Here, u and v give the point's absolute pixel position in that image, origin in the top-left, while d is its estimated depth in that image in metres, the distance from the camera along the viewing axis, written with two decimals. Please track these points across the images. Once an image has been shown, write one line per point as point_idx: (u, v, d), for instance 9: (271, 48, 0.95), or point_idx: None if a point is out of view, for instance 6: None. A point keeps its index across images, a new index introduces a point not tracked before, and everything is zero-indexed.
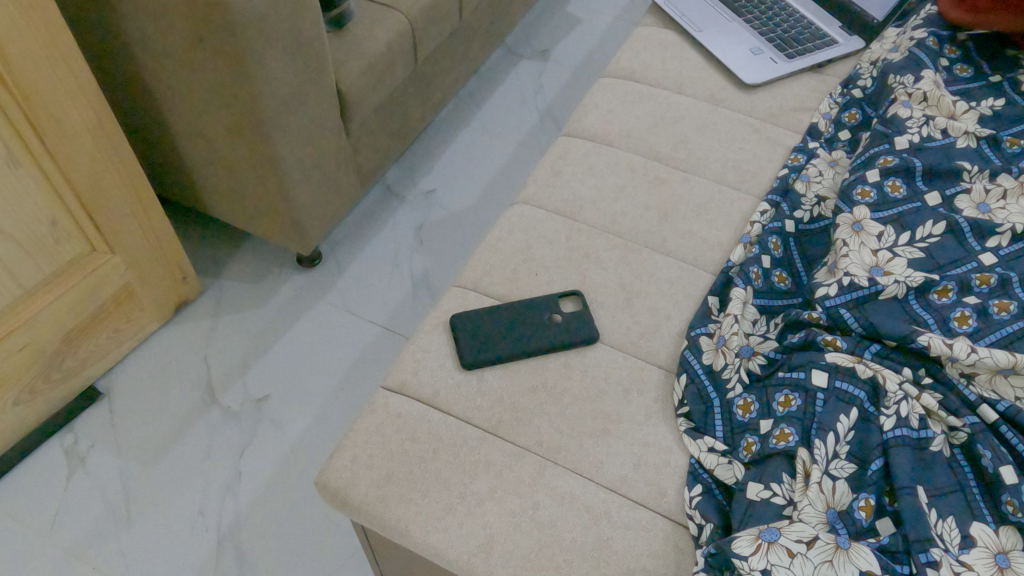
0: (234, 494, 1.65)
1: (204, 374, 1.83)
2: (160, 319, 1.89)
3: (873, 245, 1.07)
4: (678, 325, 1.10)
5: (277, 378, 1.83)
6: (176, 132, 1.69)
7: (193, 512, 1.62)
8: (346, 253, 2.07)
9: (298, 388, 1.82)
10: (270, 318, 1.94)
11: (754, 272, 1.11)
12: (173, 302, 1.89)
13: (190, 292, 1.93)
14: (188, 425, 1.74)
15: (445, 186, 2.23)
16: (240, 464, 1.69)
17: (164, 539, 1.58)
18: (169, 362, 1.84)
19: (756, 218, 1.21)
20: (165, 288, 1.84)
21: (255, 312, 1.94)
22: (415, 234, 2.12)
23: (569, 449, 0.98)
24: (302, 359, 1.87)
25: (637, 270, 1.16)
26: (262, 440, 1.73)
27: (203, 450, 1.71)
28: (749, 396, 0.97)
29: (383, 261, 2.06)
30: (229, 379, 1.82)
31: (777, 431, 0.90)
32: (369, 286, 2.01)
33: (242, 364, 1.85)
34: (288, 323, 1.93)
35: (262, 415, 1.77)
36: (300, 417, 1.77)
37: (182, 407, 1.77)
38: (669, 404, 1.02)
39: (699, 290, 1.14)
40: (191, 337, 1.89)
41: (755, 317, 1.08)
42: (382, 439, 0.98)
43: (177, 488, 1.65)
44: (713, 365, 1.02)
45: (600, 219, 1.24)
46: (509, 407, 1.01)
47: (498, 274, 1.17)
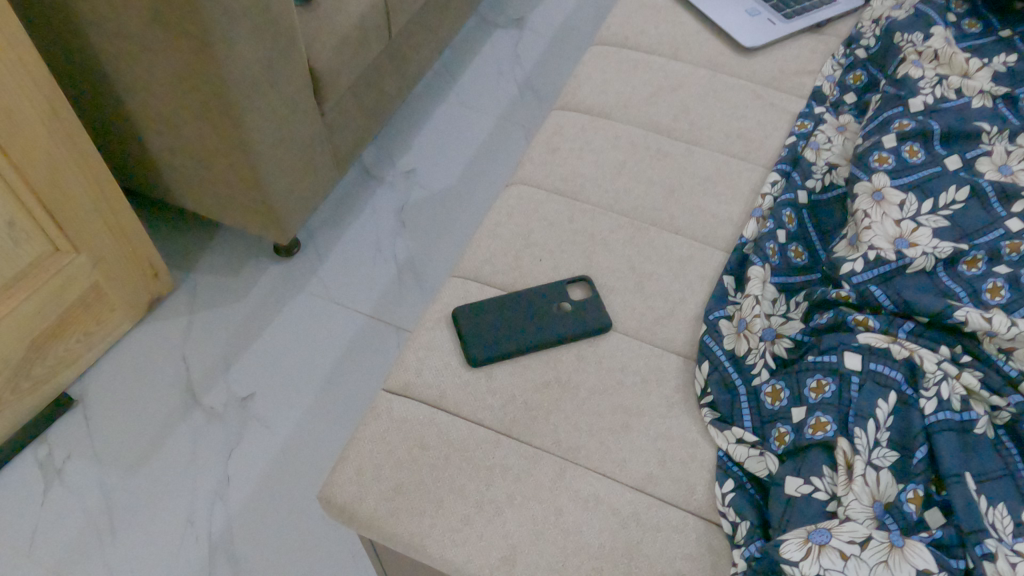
0: (223, 499, 1.57)
1: (184, 375, 1.74)
2: (133, 319, 1.78)
3: (895, 216, 1.02)
4: (694, 308, 1.04)
5: (261, 375, 1.75)
6: (140, 121, 1.58)
7: (182, 521, 1.54)
8: (326, 240, 1.97)
9: (284, 384, 1.74)
10: (250, 312, 1.84)
11: (771, 248, 1.05)
12: (145, 300, 1.79)
13: (162, 288, 1.82)
14: (170, 429, 1.66)
15: (425, 165, 2.14)
16: (228, 467, 1.61)
17: (153, 551, 1.50)
18: (145, 363, 1.75)
19: (767, 189, 1.15)
20: (136, 287, 1.74)
21: (233, 306, 1.85)
22: (397, 216, 2.03)
23: (589, 448, 0.91)
24: (287, 354, 1.78)
25: (646, 250, 1.10)
26: (250, 441, 1.65)
27: (187, 455, 1.62)
28: (777, 382, 0.91)
29: (365, 247, 1.97)
30: (210, 379, 1.74)
31: (813, 421, 0.85)
32: (352, 273, 1.92)
33: (223, 362, 1.76)
34: (270, 317, 1.84)
35: (248, 414, 1.69)
36: (288, 415, 1.69)
37: (161, 411, 1.68)
38: (691, 393, 0.96)
39: (713, 270, 1.08)
40: (167, 337, 1.79)
41: (775, 296, 1.02)
42: (389, 447, 0.91)
43: (163, 497, 1.57)
44: (736, 350, 0.97)
45: (603, 197, 1.17)
46: (522, 406, 0.95)
47: (499, 262, 1.09)
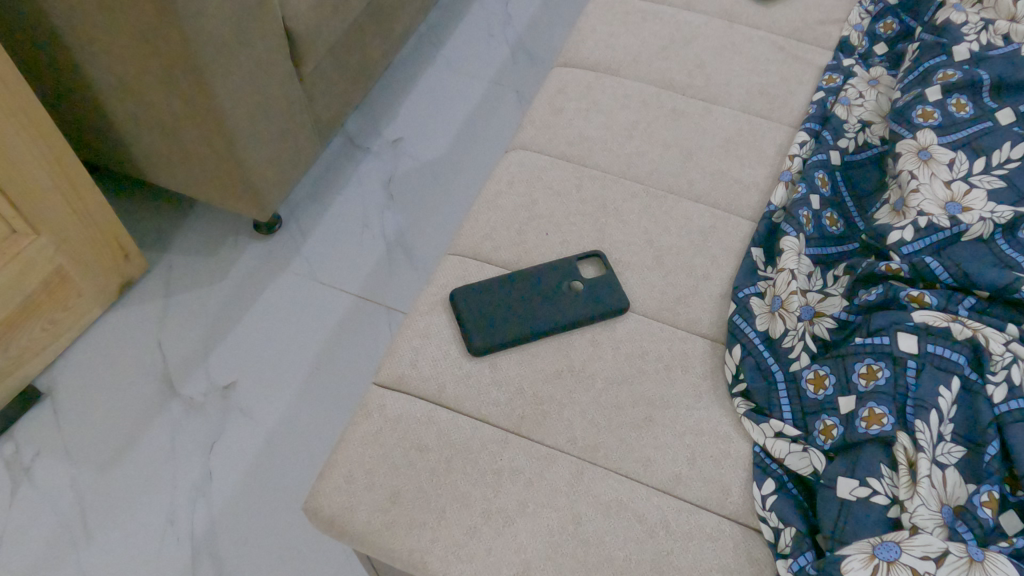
0: (205, 496, 1.47)
1: (160, 363, 1.62)
2: (104, 305, 1.66)
3: (944, 176, 0.91)
4: (720, 284, 0.93)
5: (243, 361, 1.63)
6: (101, 88, 1.44)
7: (162, 521, 1.44)
8: (310, 215, 1.85)
9: (269, 371, 1.62)
10: (230, 295, 1.72)
11: (805, 216, 0.94)
12: (116, 284, 1.66)
13: (134, 270, 1.70)
14: (146, 423, 1.54)
15: (413, 134, 2.01)
16: (210, 461, 1.51)
17: (131, 555, 1.40)
18: (118, 352, 1.63)
19: (795, 150, 1.04)
20: (105, 270, 1.61)
21: (211, 289, 1.73)
22: (385, 189, 1.90)
23: (609, 446, 0.81)
24: (271, 339, 1.67)
25: (664, 221, 0.98)
26: (233, 433, 1.54)
27: (166, 449, 1.51)
28: (820, 367, 0.81)
29: (352, 222, 1.85)
30: (188, 368, 1.62)
31: (865, 412, 0.75)
32: (338, 251, 1.80)
33: (202, 349, 1.65)
34: (252, 300, 1.72)
35: (231, 405, 1.57)
36: (274, 404, 1.58)
37: (137, 403, 1.57)
38: (720, 381, 0.85)
39: (738, 241, 0.97)
40: (141, 323, 1.67)
41: (810, 270, 0.91)
42: (383, 450, 0.81)
43: (140, 495, 1.46)
44: (770, 332, 0.86)
45: (613, 163, 1.05)
46: (531, 400, 0.84)
47: (501, 236, 0.97)
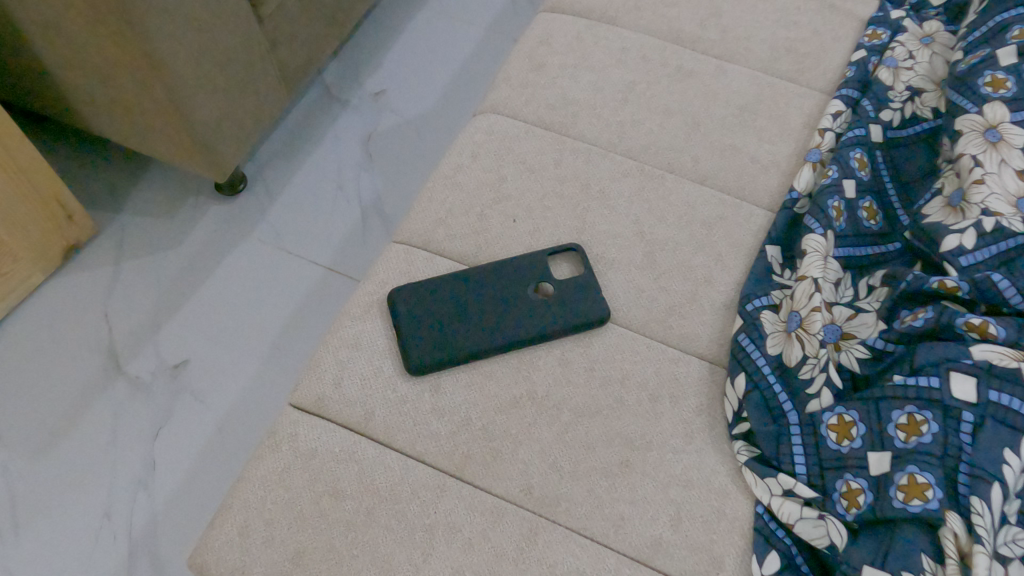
0: (145, 485, 1.24)
1: (106, 336, 1.38)
2: (44, 271, 1.41)
3: (1017, 164, 0.73)
4: (724, 291, 0.75)
5: (198, 336, 1.40)
6: (26, 24, 1.25)
7: (96, 515, 1.20)
8: (275, 172, 1.62)
9: (226, 347, 1.39)
10: (185, 258, 1.48)
11: (835, 208, 0.76)
12: (58, 249, 1.41)
13: (79, 234, 1.45)
14: (85, 406, 1.30)
15: (396, 87, 1.79)
16: (153, 446, 1.27)
17: (57, 558, 1.16)
18: (58, 324, 1.39)
19: (827, 123, 0.84)
20: (44, 233, 1.36)
21: (165, 251, 1.49)
22: (362, 146, 1.68)
23: (573, 499, 0.64)
24: (231, 310, 1.43)
25: (660, 207, 0.80)
26: (183, 418, 1.31)
27: (105, 434, 1.28)
28: (847, 411, 0.63)
29: (323, 182, 1.62)
30: (135, 343, 1.38)
31: (903, 479, 0.58)
32: (307, 214, 1.57)
33: (153, 319, 1.41)
34: (214, 266, 1.48)
35: (182, 385, 1.34)
36: (231, 386, 1.35)
37: (74, 381, 1.33)
38: (717, 417, 0.68)
39: (750, 237, 0.78)
40: (86, 291, 1.43)
41: (838, 275, 0.73)
42: (289, 495, 0.64)
43: (75, 490, 1.22)
44: (784, 358, 0.69)
45: (602, 132, 0.86)
46: (479, 434, 0.67)
47: (457, 221, 0.79)
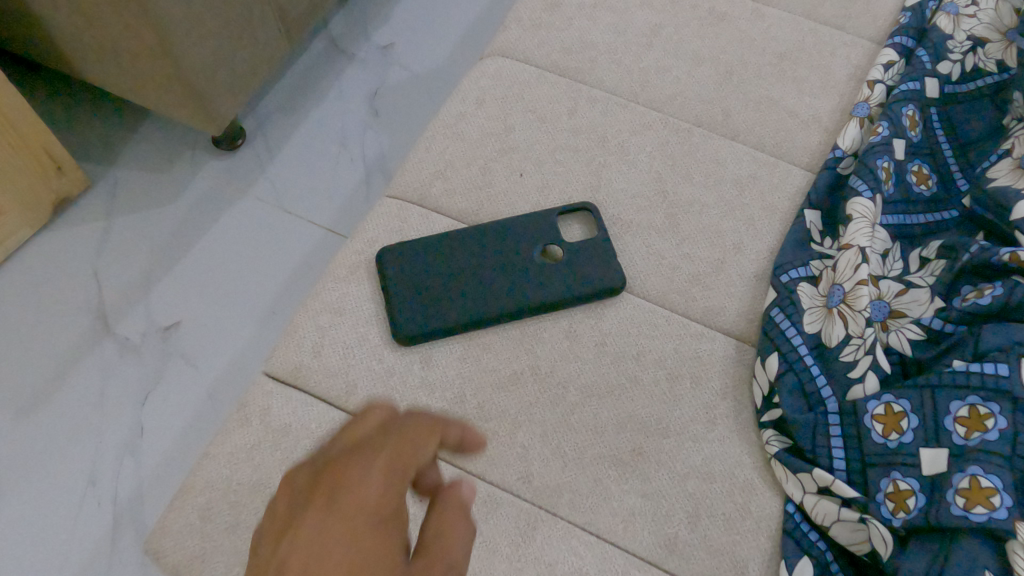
0: (134, 454, 1.02)
1: (91, 279, 1.15)
2: (32, 228, 1.17)
3: None
4: (755, 260, 0.66)
5: (190, 296, 1.16)
6: None
7: (77, 482, 0.99)
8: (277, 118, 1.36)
9: (219, 309, 1.15)
10: (183, 195, 1.25)
11: (884, 169, 0.67)
12: (44, 203, 1.16)
13: (70, 186, 1.19)
14: (66, 368, 1.07)
15: (410, 28, 1.50)
16: (143, 410, 1.05)
17: (21, 540, 0.94)
18: (33, 268, 1.15)
19: (876, 75, 0.75)
20: (32, 185, 1.11)
21: (163, 188, 1.25)
22: (370, 96, 1.41)
23: (577, 490, 0.57)
24: (226, 268, 1.19)
25: (686, 165, 0.71)
26: (175, 380, 1.08)
27: (87, 398, 1.05)
28: (896, 400, 0.55)
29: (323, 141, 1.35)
30: (125, 292, 1.14)
31: (964, 482, 0.50)
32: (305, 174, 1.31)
33: (144, 263, 1.18)
34: (215, 206, 1.25)
35: (173, 347, 1.11)
36: (227, 347, 1.12)
37: (51, 337, 1.09)
38: (744, 402, 0.60)
39: (786, 200, 0.70)
40: (69, 234, 1.19)
41: (886, 246, 0.64)
42: (258, 476, 0.57)
43: (49, 459, 1.00)
44: (823, 338, 0.61)
45: (623, 81, 0.77)
46: (475, 414, 0.59)
47: (458, 174, 0.71)
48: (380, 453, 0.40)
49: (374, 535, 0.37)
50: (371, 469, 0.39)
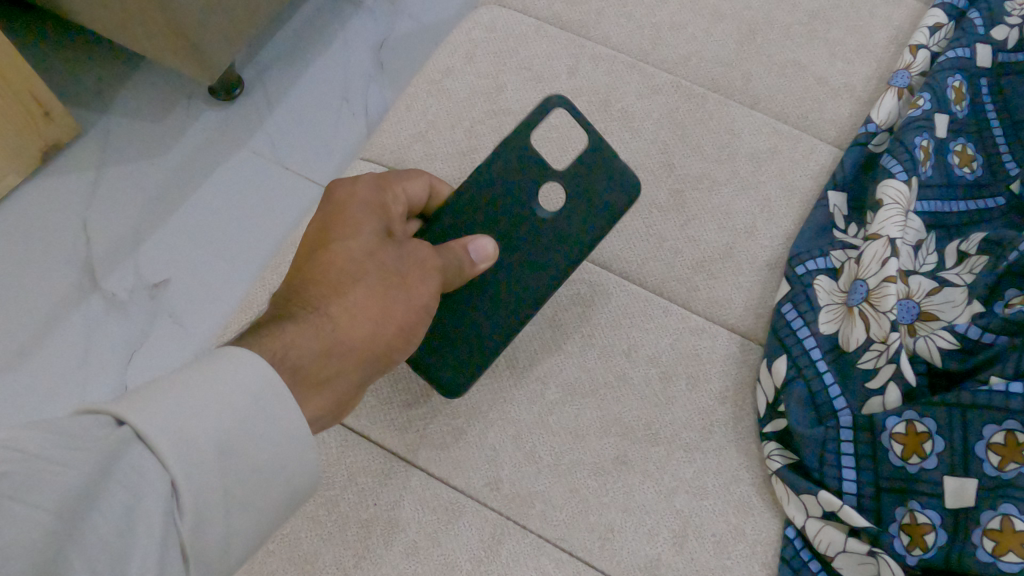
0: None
1: (78, 232, 0.92)
2: (16, 174, 0.92)
3: None
4: (769, 247, 0.59)
5: (173, 255, 0.92)
6: None
7: None
8: (279, 64, 1.06)
9: (196, 270, 0.91)
10: (186, 133, 1.00)
11: (922, 148, 0.59)
12: (26, 151, 0.91)
13: (61, 131, 0.94)
14: (48, 332, 0.86)
15: None
16: (128, 375, 0.85)
17: None
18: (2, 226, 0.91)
19: (921, 39, 0.66)
20: (12, 126, 0.87)
21: (163, 124, 1.00)
22: (377, 45, 1.08)
23: (550, 500, 0.50)
24: (207, 226, 0.94)
25: (697, 134, 0.63)
26: (159, 342, 0.87)
27: (71, 369, 0.84)
28: (920, 418, 0.48)
29: (321, 98, 1.04)
30: (109, 250, 0.92)
31: (994, 523, 0.44)
32: (303, 140, 1.01)
33: (132, 218, 0.94)
34: (223, 146, 0.99)
35: (159, 308, 0.89)
36: (216, 306, 0.89)
37: (25, 302, 0.87)
38: (745, 410, 0.53)
39: (808, 179, 0.62)
40: (57, 179, 0.95)
41: (920, 236, 0.57)
42: None
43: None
44: (840, 340, 0.54)
45: (631, 37, 0.69)
46: (441, 409, 0.53)
47: (440, 137, 0.64)
48: (385, 193, 0.50)
49: (373, 229, 0.47)
50: (377, 197, 0.49)
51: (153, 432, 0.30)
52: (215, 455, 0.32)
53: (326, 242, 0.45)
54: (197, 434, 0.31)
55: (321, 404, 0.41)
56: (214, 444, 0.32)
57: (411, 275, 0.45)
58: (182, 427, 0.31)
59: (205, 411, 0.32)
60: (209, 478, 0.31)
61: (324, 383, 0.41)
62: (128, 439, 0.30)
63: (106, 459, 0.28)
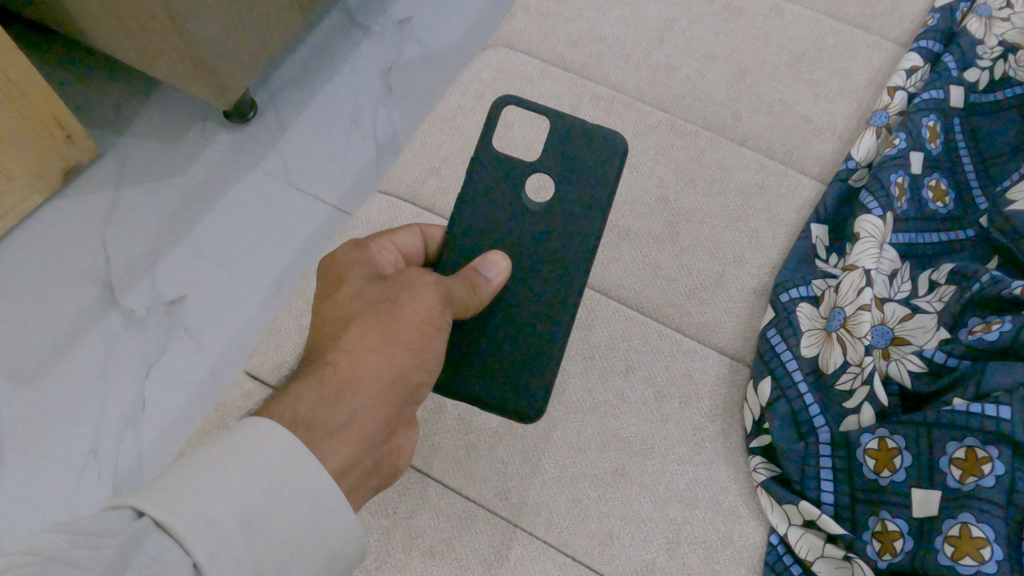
0: (139, 437, 0.86)
1: (98, 250, 0.96)
2: (40, 195, 0.97)
3: None
4: (756, 275, 0.64)
5: (190, 273, 0.96)
6: None
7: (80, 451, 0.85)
8: (294, 90, 1.10)
9: (212, 288, 0.95)
10: (200, 154, 1.04)
11: (897, 184, 0.64)
12: (52, 172, 0.96)
13: (82, 153, 0.99)
14: (71, 348, 0.89)
15: None
16: (147, 389, 0.89)
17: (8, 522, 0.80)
18: (25, 245, 0.96)
19: (898, 80, 0.71)
20: (33, 146, 0.90)
21: (178, 146, 1.05)
22: (383, 69, 1.13)
23: (555, 509, 0.55)
24: (223, 246, 0.98)
25: (689, 169, 0.68)
26: (176, 357, 0.91)
27: (91, 383, 0.88)
28: (890, 435, 0.53)
29: (333, 124, 1.09)
30: (131, 268, 0.96)
31: (953, 530, 0.48)
32: (318, 163, 1.05)
33: (153, 238, 0.98)
34: (237, 167, 1.04)
35: (177, 323, 0.93)
36: (230, 322, 0.93)
37: (48, 316, 0.91)
38: (734, 426, 0.58)
39: (792, 212, 0.67)
40: (78, 200, 1.00)
41: (895, 266, 0.62)
42: None
43: (46, 442, 0.84)
44: (820, 362, 0.59)
45: (629, 77, 0.74)
46: (455, 425, 0.58)
47: (452, 171, 0.69)
48: (374, 252, 0.54)
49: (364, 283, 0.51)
50: (367, 258, 0.54)
51: (166, 519, 0.33)
52: (240, 529, 0.35)
53: (321, 315, 0.50)
54: (216, 514, 0.35)
55: (360, 445, 0.44)
56: (233, 519, 0.35)
57: (404, 310, 0.49)
58: (200, 510, 0.34)
59: (217, 493, 0.35)
60: (235, 552, 0.34)
61: (354, 425, 0.44)
62: (147, 526, 0.33)
63: (119, 555, 0.31)
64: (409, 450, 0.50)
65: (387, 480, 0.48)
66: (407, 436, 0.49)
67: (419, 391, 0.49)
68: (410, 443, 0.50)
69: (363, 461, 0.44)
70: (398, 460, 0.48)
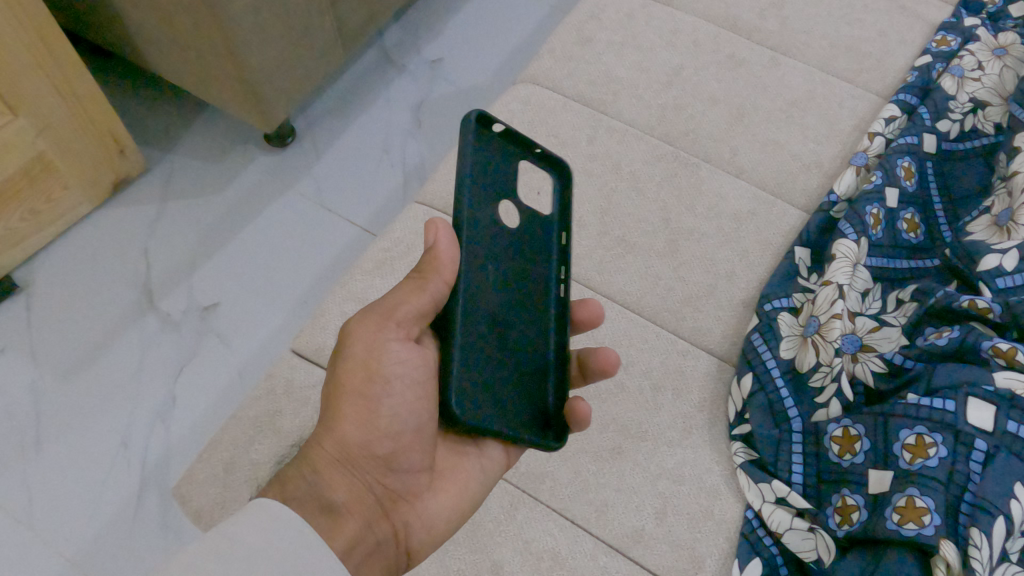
0: (168, 432, 0.90)
1: (141, 257, 1.01)
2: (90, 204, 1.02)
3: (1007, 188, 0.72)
4: (745, 288, 0.73)
5: (225, 276, 1.01)
6: None
7: (111, 442, 0.88)
8: (334, 115, 1.17)
9: (244, 291, 1.00)
10: (244, 170, 1.10)
11: (873, 215, 0.72)
12: (103, 184, 1.01)
13: (131, 167, 1.04)
14: (110, 343, 0.94)
15: (462, 37, 1.27)
16: (178, 386, 0.92)
17: (40, 504, 0.84)
18: (76, 245, 1.01)
19: (878, 128, 0.80)
20: (94, 162, 0.97)
21: (223, 165, 1.10)
22: (416, 104, 1.19)
23: (558, 479, 0.62)
24: (254, 253, 1.03)
25: (689, 195, 0.77)
26: (205, 360, 0.94)
27: (127, 376, 0.92)
28: (851, 425, 0.62)
29: (367, 145, 1.15)
30: (173, 271, 1.00)
31: (901, 501, 0.56)
32: (351, 180, 1.11)
33: (197, 239, 1.03)
34: (276, 187, 1.09)
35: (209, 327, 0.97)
36: (257, 328, 0.97)
37: (89, 316, 0.95)
38: (718, 415, 0.65)
39: (779, 237, 0.76)
40: (126, 210, 1.05)
41: (867, 285, 0.70)
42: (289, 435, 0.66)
43: (81, 431, 0.88)
44: (797, 362, 0.67)
45: (639, 114, 0.84)
46: None
47: None
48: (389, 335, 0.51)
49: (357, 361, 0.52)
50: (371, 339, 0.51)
51: None
52: None
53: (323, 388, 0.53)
54: None
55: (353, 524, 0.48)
56: None
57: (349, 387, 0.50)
58: None
59: None
60: None
61: (348, 505, 0.49)
62: None
63: None
64: (424, 520, 0.53)
65: (409, 549, 0.52)
66: (416, 506, 0.53)
67: (395, 459, 0.51)
68: (425, 511, 0.53)
69: (364, 537, 0.49)
70: (409, 533, 0.52)
